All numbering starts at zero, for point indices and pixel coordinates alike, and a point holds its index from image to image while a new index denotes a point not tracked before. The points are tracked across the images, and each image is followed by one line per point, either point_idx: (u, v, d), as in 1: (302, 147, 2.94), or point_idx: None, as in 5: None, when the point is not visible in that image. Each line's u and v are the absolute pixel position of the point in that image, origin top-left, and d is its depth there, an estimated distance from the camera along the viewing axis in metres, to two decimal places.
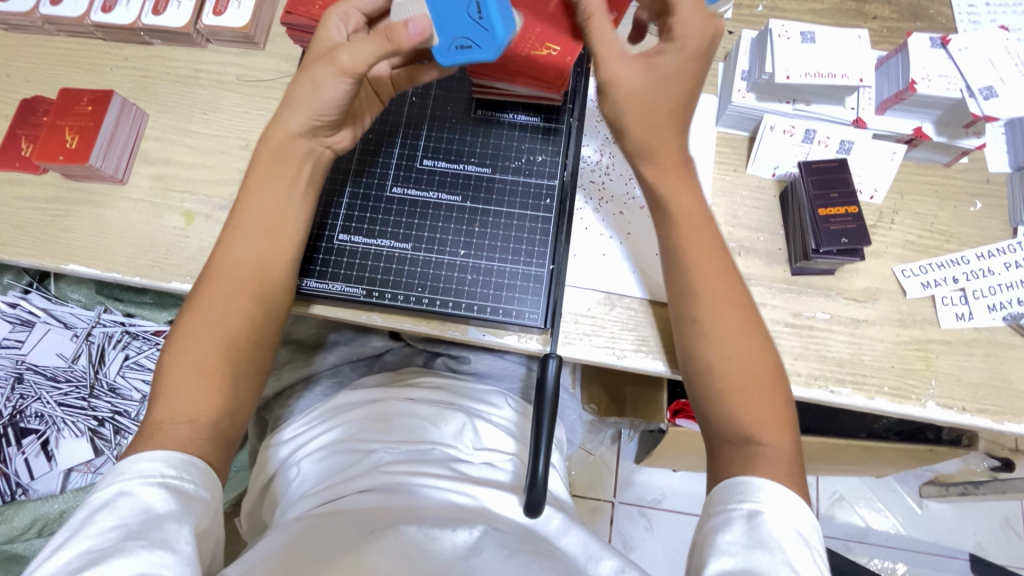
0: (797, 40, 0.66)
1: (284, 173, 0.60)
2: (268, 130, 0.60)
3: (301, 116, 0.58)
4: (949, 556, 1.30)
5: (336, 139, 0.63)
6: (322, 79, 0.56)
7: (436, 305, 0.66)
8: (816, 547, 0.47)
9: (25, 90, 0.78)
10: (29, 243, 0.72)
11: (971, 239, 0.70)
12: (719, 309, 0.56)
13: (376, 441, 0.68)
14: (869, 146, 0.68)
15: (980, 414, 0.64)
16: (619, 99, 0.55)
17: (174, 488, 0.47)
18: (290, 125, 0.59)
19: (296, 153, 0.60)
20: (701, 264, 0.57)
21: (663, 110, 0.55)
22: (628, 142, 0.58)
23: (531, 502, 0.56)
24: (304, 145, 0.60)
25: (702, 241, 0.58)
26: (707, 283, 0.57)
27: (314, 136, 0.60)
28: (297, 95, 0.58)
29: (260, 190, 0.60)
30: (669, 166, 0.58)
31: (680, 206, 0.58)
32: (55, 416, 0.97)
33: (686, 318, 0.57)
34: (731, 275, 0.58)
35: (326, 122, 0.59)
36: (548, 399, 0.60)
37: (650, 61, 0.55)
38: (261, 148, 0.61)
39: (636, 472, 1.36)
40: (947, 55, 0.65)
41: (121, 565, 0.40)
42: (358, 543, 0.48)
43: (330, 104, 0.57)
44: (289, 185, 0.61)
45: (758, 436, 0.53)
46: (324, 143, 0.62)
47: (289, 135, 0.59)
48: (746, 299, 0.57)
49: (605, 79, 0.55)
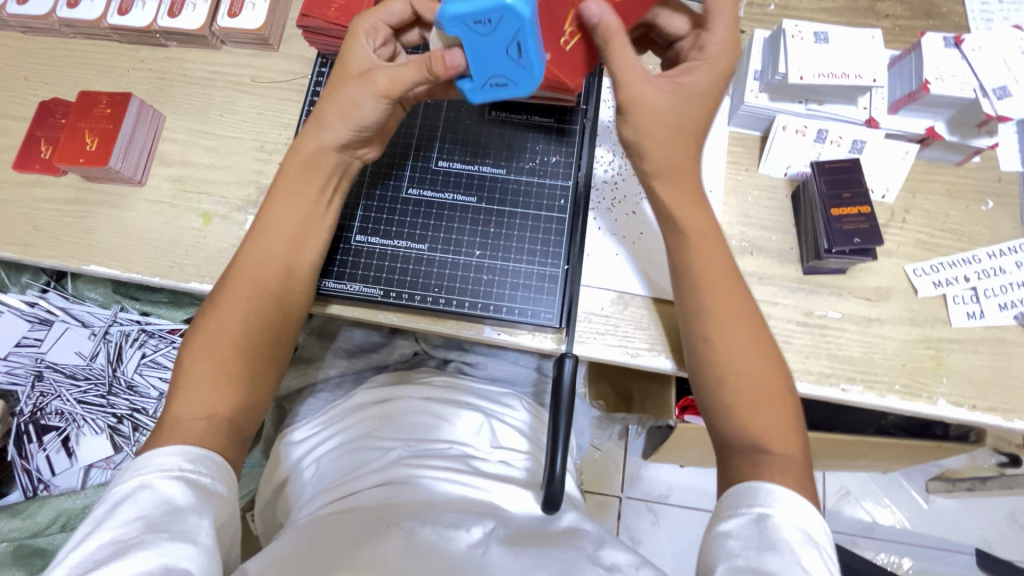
0: (810, 40, 0.66)
1: (314, 181, 0.61)
2: (301, 138, 0.61)
3: (339, 130, 0.59)
4: (955, 550, 1.31)
5: (367, 151, 0.64)
6: (362, 98, 0.57)
7: (453, 305, 0.67)
8: (826, 549, 0.48)
9: (43, 93, 0.80)
10: (51, 244, 0.73)
11: (983, 238, 0.70)
12: (730, 324, 0.57)
13: (393, 438, 0.69)
14: (880, 145, 0.69)
15: (991, 412, 0.65)
16: (639, 121, 0.55)
17: (192, 482, 0.48)
18: (323, 139, 0.60)
19: (328, 164, 0.61)
20: (711, 280, 0.58)
21: (682, 134, 0.57)
22: (645, 162, 0.58)
23: (549, 497, 0.58)
24: (333, 157, 0.61)
25: (713, 257, 0.58)
26: (721, 296, 0.57)
27: (347, 148, 0.61)
28: (331, 109, 0.58)
29: (286, 198, 0.61)
30: (684, 188, 0.58)
31: (696, 226, 0.59)
32: (75, 414, 0.98)
33: (697, 335, 0.58)
34: (742, 291, 0.58)
35: (362, 137, 0.60)
36: (565, 398, 0.60)
37: (675, 82, 0.56)
38: (292, 155, 0.61)
39: (644, 467, 1.37)
40: (960, 55, 0.65)
41: (144, 557, 0.42)
42: (375, 540, 0.50)
43: (368, 123, 0.58)
44: (318, 194, 0.61)
45: (769, 445, 0.53)
46: (355, 155, 0.63)
47: (322, 146, 0.60)
48: (754, 309, 0.58)
49: (625, 101, 0.55)
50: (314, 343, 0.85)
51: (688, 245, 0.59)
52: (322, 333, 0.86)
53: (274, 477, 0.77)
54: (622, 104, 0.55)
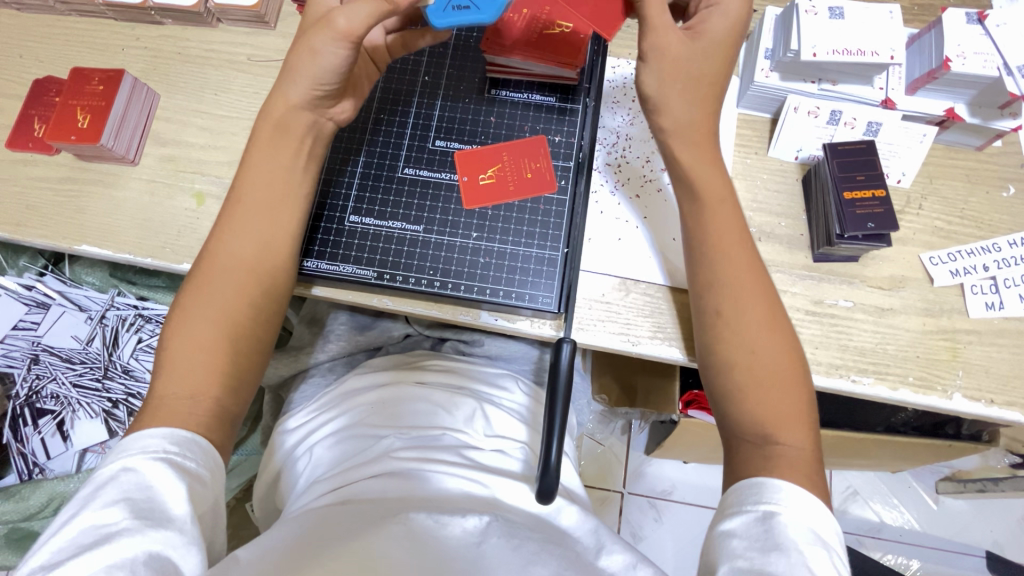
0: (826, 16, 0.64)
1: (288, 147, 0.59)
2: (271, 100, 0.59)
3: (303, 85, 0.57)
4: (965, 552, 1.27)
5: (337, 110, 0.62)
6: (320, 45, 0.55)
7: (448, 288, 0.65)
8: (835, 550, 0.45)
9: (37, 71, 0.78)
10: (42, 222, 0.72)
11: (1004, 225, 0.67)
12: (748, 300, 0.55)
13: (387, 427, 0.67)
14: (897, 127, 0.66)
15: (1011, 407, 0.62)
16: (660, 68, 0.54)
17: (176, 465, 0.47)
18: (291, 98, 0.58)
19: (298, 126, 0.59)
20: (726, 254, 0.56)
21: (703, 84, 0.55)
22: (662, 119, 0.56)
23: (544, 489, 0.55)
24: (305, 119, 0.59)
25: (733, 230, 0.56)
26: (732, 275, 0.55)
27: (315, 107, 0.59)
28: (296, 65, 0.57)
29: (261, 164, 0.59)
30: (699, 145, 0.56)
31: (710, 190, 0.56)
32: (70, 397, 0.97)
33: (708, 312, 0.56)
34: (754, 262, 0.56)
35: (326, 92, 0.58)
36: (562, 383, 0.59)
37: (694, 32, 0.55)
38: (261, 122, 0.60)
39: (647, 463, 1.35)
40: (983, 32, 0.62)
41: (129, 544, 0.41)
42: (369, 531, 0.47)
43: (330, 72, 0.56)
44: (292, 159, 0.59)
45: (776, 435, 0.51)
46: (326, 116, 0.61)
47: (291, 107, 0.58)
48: (768, 286, 0.56)
49: (649, 48, 0.54)
50: (305, 331, 0.84)
51: (706, 214, 0.56)
52: (312, 321, 0.85)
53: (269, 469, 0.76)
54: (646, 50, 0.54)
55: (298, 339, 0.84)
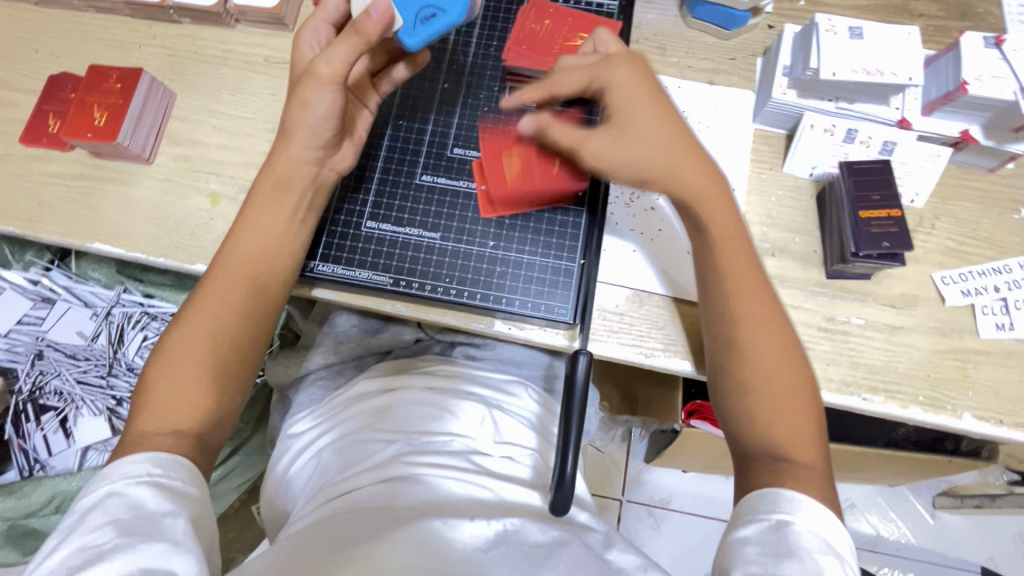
0: (845, 35, 0.64)
1: (287, 201, 0.59)
2: (272, 157, 0.60)
3: (302, 140, 0.58)
4: (959, 568, 1.28)
5: (337, 158, 0.63)
6: (310, 95, 0.56)
7: (464, 296, 0.65)
8: (849, 562, 0.46)
9: (53, 65, 0.78)
10: (53, 219, 0.71)
11: (1015, 247, 0.67)
12: (762, 322, 0.55)
13: (396, 433, 0.67)
14: (912, 147, 0.66)
15: (1019, 428, 0.62)
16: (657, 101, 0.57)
17: (162, 487, 0.47)
18: (292, 154, 0.59)
19: (300, 180, 0.60)
20: (736, 283, 0.56)
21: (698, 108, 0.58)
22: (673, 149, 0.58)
23: (558, 502, 0.55)
24: (307, 174, 0.60)
25: (741, 260, 0.57)
26: (740, 306, 0.56)
27: (316, 162, 0.60)
28: (292, 120, 0.58)
29: (258, 214, 0.59)
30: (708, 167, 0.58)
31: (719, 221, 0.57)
32: (73, 394, 0.97)
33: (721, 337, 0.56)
34: (765, 288, 0.57)
35: (324, 143, 0.59)
36: (578, 394, 0.58)
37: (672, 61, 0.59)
38: (264, 176, 0.60)
39: (646, 472, 1.35)
40: (1000, 56, 0.63)
41: (123, 561, 0.41)
42: (378, 540, 0.47)
43: (323, 119, 0.57)
44: (291, 213, 0.60)
45: (788, 451, 0.51)
46: (325, 167, 0.62)
47: (294, 161, 0.59)
48: (775, 304, 0.57)
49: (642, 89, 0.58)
50: (314, 329, 0.85)
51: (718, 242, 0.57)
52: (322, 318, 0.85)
53: (273, 473, 0.75)
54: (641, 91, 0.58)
55: (307, 337, 0.86)
